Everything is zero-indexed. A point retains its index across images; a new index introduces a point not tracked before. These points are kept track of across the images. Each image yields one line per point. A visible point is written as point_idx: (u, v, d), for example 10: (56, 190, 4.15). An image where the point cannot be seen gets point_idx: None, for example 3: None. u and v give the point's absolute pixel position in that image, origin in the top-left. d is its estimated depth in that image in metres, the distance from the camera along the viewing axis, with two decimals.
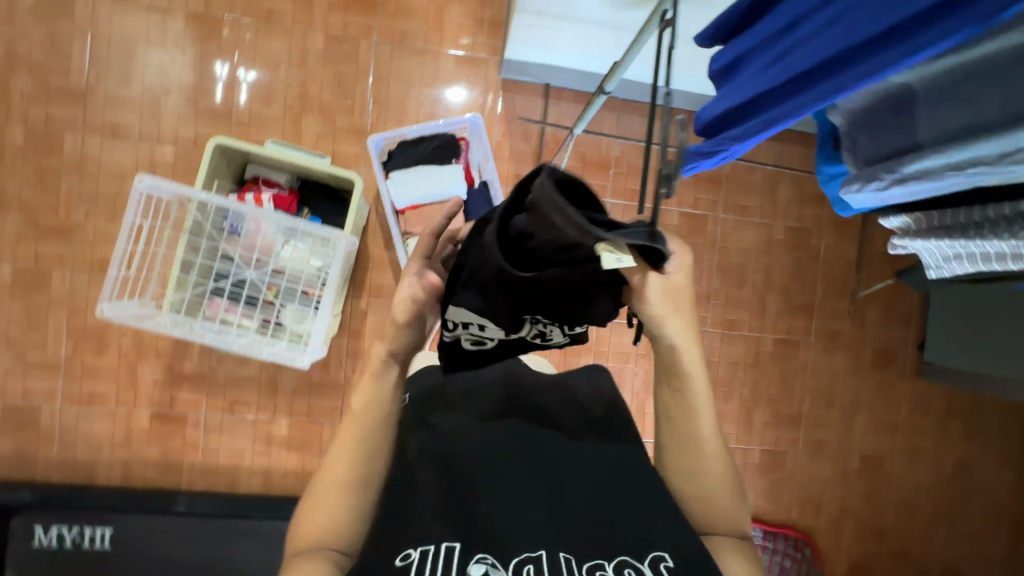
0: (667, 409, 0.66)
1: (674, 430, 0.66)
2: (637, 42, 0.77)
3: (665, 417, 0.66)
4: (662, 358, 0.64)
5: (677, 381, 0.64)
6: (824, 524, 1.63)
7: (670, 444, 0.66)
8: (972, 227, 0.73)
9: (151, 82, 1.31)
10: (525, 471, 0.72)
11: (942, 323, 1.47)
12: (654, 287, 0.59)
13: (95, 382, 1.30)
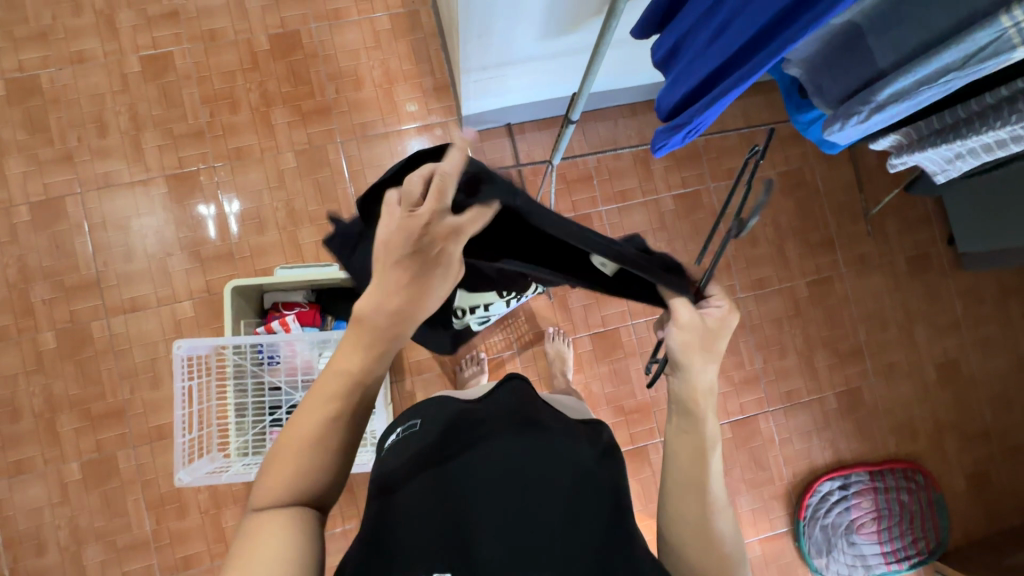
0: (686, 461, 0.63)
1: (694, 479, 0.62)
2: (595, 60, 0.78)
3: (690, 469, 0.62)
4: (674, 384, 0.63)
5: (689, 419, 0.62)
6: (925, 446, 1.58)
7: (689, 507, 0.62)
8: (957, 127, 0.74)
9: (154, 250, 1.38)
10: (517, 485, 0.62)
11: (962, 213, 1.47)
12: (691, 328, 0.59)
13: (181, 545, 1.32)
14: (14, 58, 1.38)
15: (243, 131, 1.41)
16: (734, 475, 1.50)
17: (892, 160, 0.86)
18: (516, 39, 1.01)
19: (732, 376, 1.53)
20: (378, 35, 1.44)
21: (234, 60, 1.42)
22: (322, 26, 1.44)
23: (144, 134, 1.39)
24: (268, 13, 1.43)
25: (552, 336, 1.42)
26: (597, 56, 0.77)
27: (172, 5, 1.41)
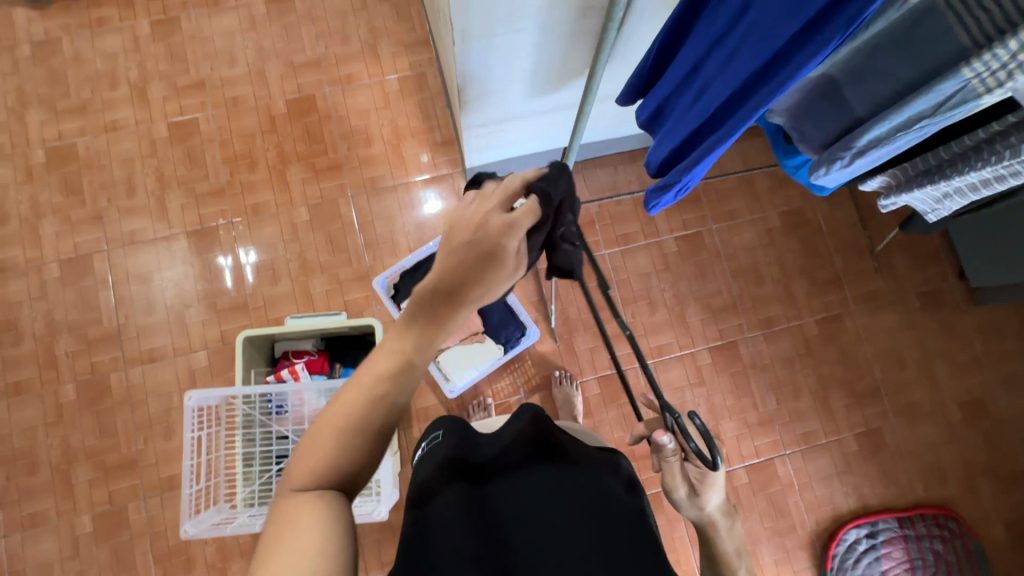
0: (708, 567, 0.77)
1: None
2: (581, 116, 0.82)
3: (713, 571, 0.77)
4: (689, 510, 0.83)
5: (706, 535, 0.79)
6: (957, 491, 1.50)
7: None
8: (941, 168, 0.76)
9: (172, 302, 1.43)
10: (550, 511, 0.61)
11: (972, 248, 1.46)
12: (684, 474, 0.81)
13: None
14: (55, 128, 1.50)
15: (261, 189, 1.49)
16: (754, 523, 1.44)
17: (880, 200, 0.88)
18: (512, 96, 1.07)
19: (746, 419, 1.49)
20: (387, 96, 1.54)
21: (253, 124, 1.52)
22: (335, 89, 1.54)
23: (169, 193, 1.48)
24: (286, 80, 1.54)
25: (559, 380, 1.43)
26: (583, 113, 0.81)
27: (199, 76, 1.53)
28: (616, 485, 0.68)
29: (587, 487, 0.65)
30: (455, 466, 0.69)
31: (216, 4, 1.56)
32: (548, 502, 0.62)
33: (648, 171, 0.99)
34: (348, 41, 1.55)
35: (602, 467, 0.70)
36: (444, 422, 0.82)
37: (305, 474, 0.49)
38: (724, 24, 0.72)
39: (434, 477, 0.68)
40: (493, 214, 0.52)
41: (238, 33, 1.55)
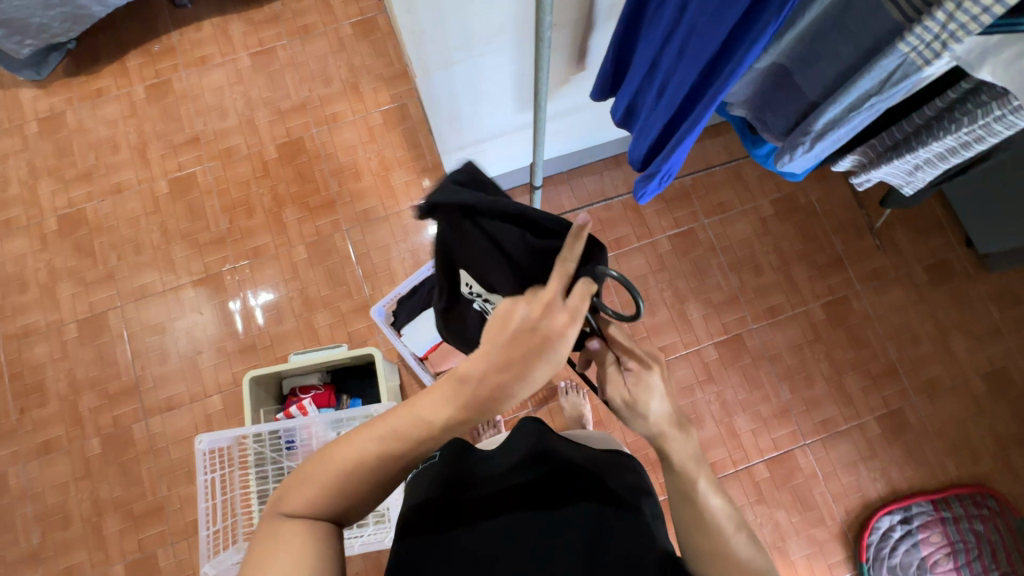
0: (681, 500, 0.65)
1: (693, 520, 0.63)
2: (538, 133, 0.90)
3: (685, 507, 0.64)
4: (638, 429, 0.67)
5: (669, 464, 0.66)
6: (992, 467, 1.44)
7: (704, 542, 0.62)
8: (907, 141, 0.76)
9: (185, 349, 1.48)
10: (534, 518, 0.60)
11: (980, 212, 1.42)
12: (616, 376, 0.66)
13: None
14: (65, 197, 1.58)
15: (259, 232, 1.54)
16: (781, 517, 1.41)
17: (854, 178, 0.88)
18: (481, 120, 1.10)
19: (760, 412, 1.46)
20: (372, 130, 1.58)
21: (248, 171, 1.58)
22: (322, 129, 1.59)
23: (174, 245, 1.54)
24: (275, 125, 1.60)
25: (565, 390, 1.42)
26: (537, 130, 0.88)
27: (193, 131, 1.61)
28: (615, 485, 0.66)
29: (579, 488, 0.63)
30: (441, 488, 0.65)
31: (204, 62, 1.65)
32: (541, 510, 0.61)
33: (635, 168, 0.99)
34: (330, 82, 1.61)
35: (602, 470, 0.68)
36: (442, 442, 0.76)
37: (295, 502, 0.54)
38: (666, 24, 0.72)
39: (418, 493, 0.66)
40: (555, 317, 0.54)
41: (226, 87, 1.63)
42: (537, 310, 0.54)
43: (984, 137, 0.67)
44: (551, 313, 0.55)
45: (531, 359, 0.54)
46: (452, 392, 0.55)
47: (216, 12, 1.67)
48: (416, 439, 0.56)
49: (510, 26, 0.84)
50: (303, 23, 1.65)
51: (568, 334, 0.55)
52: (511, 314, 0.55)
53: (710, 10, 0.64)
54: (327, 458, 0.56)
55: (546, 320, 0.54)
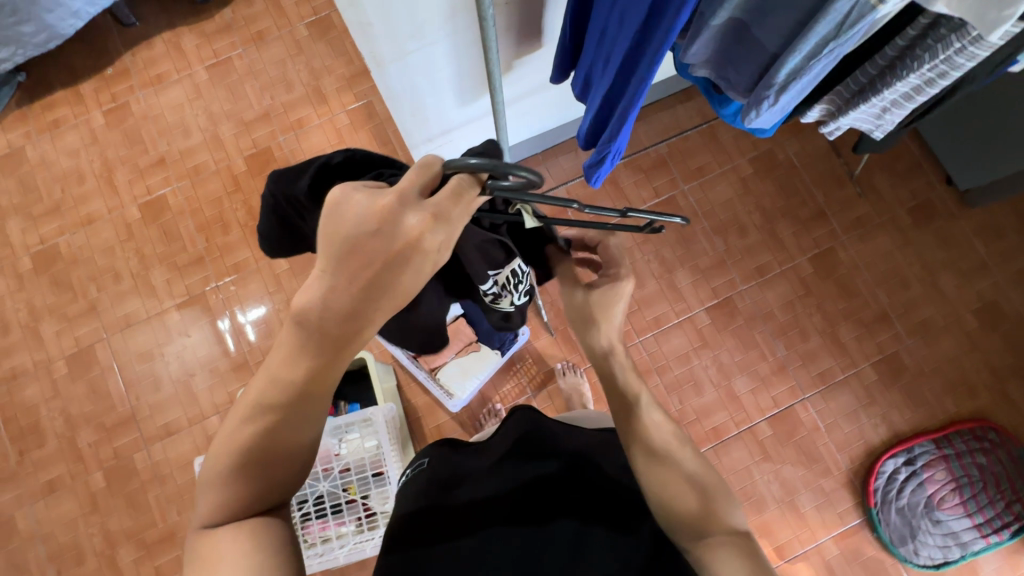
0: (625, 420, 0.63)
1: (643, 438, 0.61)
2: (497, 116, 0.88)
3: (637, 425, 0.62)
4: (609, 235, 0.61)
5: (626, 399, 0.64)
6: (990, 401, 1.46)
7: (655, 454, 0.60)
8: (872, 85, 0.75)
9: (177, 374, 1.47)
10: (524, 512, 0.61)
11: (961, 147, 1.42)
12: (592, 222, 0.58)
13: None
14: (36, 233, 1.55)
15: (238, 248, 1.52)
16: (787, 473, 1.42)
17: (824, 128, 0.87)
18: (446, 108, 1.07)
19: (757, 372, 1.47)
20: (340, 131, 1.55)
21: (218, 187, 1.55)
22: (289, 136, 1.56)
23: (153, 270, 1.52)
24: (241, 137, 1.57)
25: (563, 371, 1.42)
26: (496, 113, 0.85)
27: (158, 152, 1.57)
28: (608, 469, 0.65)
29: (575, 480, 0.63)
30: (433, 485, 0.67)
31: (161, 80, 1.61)
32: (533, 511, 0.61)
33: (584, 146, 0.98)
34: (291, 87, 1.58)
35: (597, 450, 0.67)
36: (426, 448, 0.77)
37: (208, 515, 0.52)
38: None
39: (411, 492, 0.68)
40: (403, 221, 0.47)
41: (186, 103, 1.59)
42: (376, 220, 0.46)
43: (947, 72, 0.66)
44: (398, 218, 0.47)
45: (390, 278, 0.48)
46: (296, 336, 0.51)
47: (166, 27, 1.63)
48: (282, 403, 0.53)
49: (458, 9, 0.81)
50: (257, 29, 1.61)
51: (426, 243, 0.47)
52: (346, 226, 0.47)
53: None
54: (229, 454, 0.53)
55: (395, 227, 0.47)
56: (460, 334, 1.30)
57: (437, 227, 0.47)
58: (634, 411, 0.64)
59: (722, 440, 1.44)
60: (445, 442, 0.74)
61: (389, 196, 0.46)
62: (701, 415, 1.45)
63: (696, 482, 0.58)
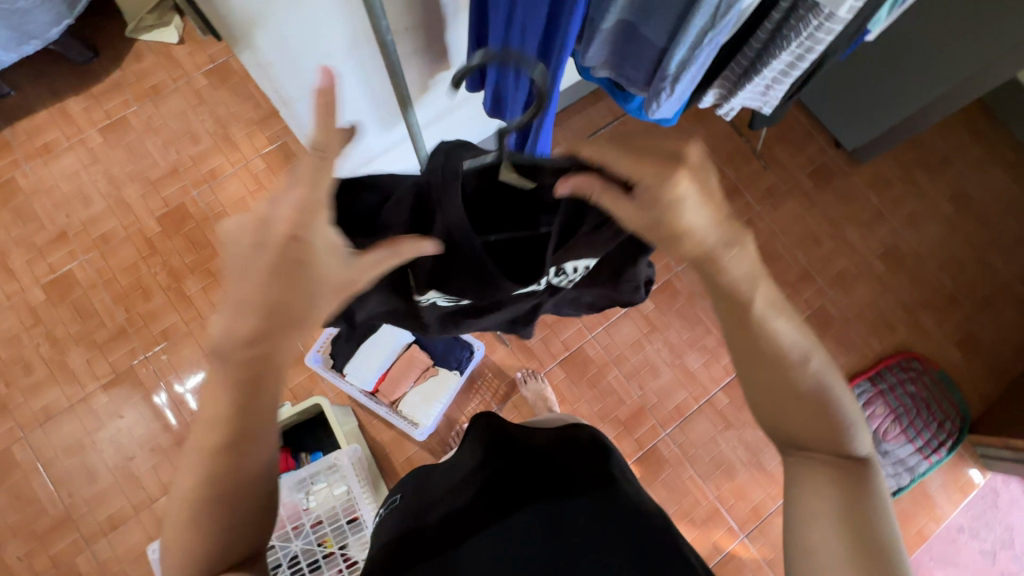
0: (751, 338, 0.56)
1: (750, 357, 0.57)
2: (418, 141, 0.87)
3: (740, 345, 0.57)
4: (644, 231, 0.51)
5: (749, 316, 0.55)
6: (908, 334, 1.60)
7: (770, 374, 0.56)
8: (753, 66, 0.82)
9: (114, 460, 1.35)
10: (492, 495, 0.63)
11: (843, 111, 1.58)
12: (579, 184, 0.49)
13: None
14: None
15: (163, 313, 1.42)
16: (749, 436, 1.47)
17: (720, 110, 0.93)
18: (366, 137, 1.06)
19: (705, 346, 1.52)
20: (257, 177, 1.50)
21: (132, 253, 1.45)
22: (203, 189, 1.49)
23: (69, 354, 1.40)
24: (150, 198, 1.48)
25: (524, 379, 1.43)
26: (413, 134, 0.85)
27: (57, 227, 1.46)
28: (570, 462, 0.66)
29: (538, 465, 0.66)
30: (412, 503, 0.69)
31: (50, 150, 1.49)
32: (499, 493, 0.63)
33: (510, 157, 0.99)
34: (198, 138, 1.51)
35: (557, 449, 0.70)
36: (400, 485, 0.77)
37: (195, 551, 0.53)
38: (504, 5, 0.72)
39: (390, 518, 0.69)
40: (270, 213, 0.47)
41: (82, 170, 1.49)
42: (244, 238, 0.48)
43: (811, 48, 0.73)
44: (263, 219, 0.47)
45: (283, 275, 0.48)
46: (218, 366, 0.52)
47: (47, 94, 1.52)
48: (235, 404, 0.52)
49: (361, 40, 0.81)
50: (150, 84, 1.54)
51: (296, 228, 0.47)
52: (235, 242, 0.48)
53: None
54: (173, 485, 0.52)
55: (267, 229, 0.47)
56: (415, 360, 1.32)
57: (299, 209, 0.47)
58: (761, 326, 0.56)
59: (685, 417, 1.48)
60: (419, 475, 0.76)
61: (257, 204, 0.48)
62: (661, 397, 1.48)
63: (820, 397, 0.56)
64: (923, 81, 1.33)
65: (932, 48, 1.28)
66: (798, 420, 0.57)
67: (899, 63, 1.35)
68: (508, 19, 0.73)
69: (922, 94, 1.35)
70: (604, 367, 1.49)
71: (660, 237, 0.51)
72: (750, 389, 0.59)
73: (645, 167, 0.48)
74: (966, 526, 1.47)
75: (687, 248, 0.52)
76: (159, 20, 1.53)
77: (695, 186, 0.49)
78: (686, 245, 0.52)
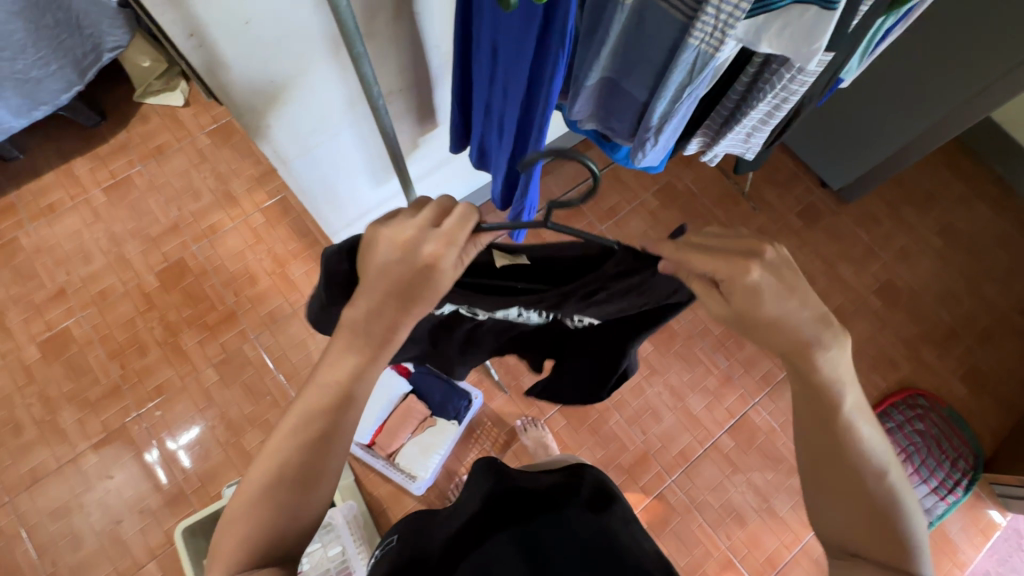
0: (825, 426, 0.58)
1: (825, 453, 0.59)
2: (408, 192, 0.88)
3: (814, 426, 0.59)
4: (734, 318, 0.54)
5: (824, 408, 0.58)
6: (911, 369, 1.59)
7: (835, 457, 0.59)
8: (733, 115, 0.85)
9: (101, 524, 1.30)
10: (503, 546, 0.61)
11: (826, 153, 1.62)
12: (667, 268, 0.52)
13: None
14: None
15: (159, 369, 1.41)
16: (759, 481, 1.42)
17: (704, 157, 0.96)
18: (359, 192, 1.08)
19: (707, 387, 1.50)
20: (256, 230, 1.52)
21: (130, 308, 1.46)
22: (203, 244, 1.51)
23: (61, 413, 1.37)
24: (149, 253, 1.50)
25: (523, 428, 1.39)
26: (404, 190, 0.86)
27: (56, 284, 1.47)
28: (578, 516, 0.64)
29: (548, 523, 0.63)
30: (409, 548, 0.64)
31: (53, 210, 1.53)
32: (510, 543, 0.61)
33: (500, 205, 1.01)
34: (199, 195, 1.55)
35: (568, 503, 0.66)
36: (397, 524, 0.73)
37: (224, 551, 0.53)
38: (488, 66, 0.75)
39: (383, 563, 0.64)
40: (424, 235, 0.50)
41: (85, 229, 1.51)
42: (400, 252, 0.50)
43: (787, 98, 0.77)
44: (416, 245, 0.50)
45: (416, 287, 0.51)
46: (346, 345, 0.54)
47: (55, 156, 1.57)
48: (326, 406, 0.55)
49: (351, 102, 0.84)
50: (155, 144, 1.59)
51: (443, 263, 0.50)
52: (377, 253, 0.50)
53: (509, 48, 0.68)
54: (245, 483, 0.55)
55: (414, 253, 0.50)
56: (413, 411, 1.31)
57: (451, 249, 0.50)
58: (833, 416, 0.58)
59: (691, 462, 1.44)
60: (416, 516, 0.71)
61: (411, 227, 0.50)
62: (665, 442, 1.45)
63: (878, 494, 0.57)
64: (905, 120, 1.37)
65: (907, 91, 1.32)
66: (855, 517, 0.59)
67: (875, 106, 1.41)
68: (493, 78, 0.76)
69: (904, 132, 1.39)
70: (605, 411, 1.46)
71: (747, 327, 0.55)
72: (816, 482, 0.61)
73: (717, 262, 0.50)
74: (992, 571, 1.40)
75: (779, 343, 0.56)
76: (165, 85, 1.59)
77: (768, 278, 0.51)
78: (770, 339, 0.55)
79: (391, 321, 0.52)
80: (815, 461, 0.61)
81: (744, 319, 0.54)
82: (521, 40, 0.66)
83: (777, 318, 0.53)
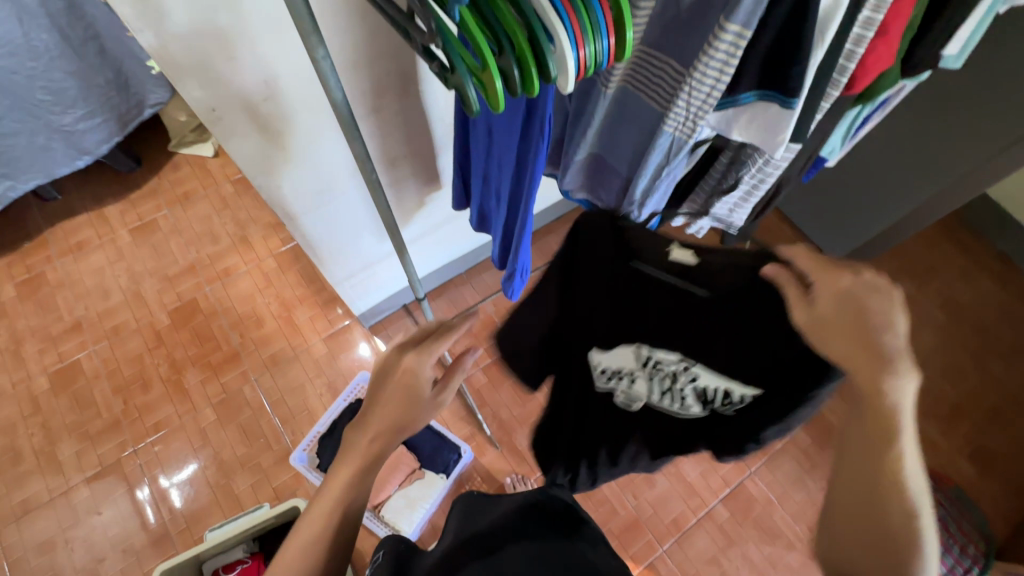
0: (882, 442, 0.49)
1: (865, 477, 0.50)
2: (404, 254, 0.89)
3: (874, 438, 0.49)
4: (815, 336, 0.50)
5: (886, 423, 0.49)
6: None
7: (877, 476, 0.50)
8: (715, 191, 0.90)
9: (82, 562, 1.30)
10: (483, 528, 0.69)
11: (824, 222, 1.64)
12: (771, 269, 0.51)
13: None
14: None
15: (159, 406, 1.44)
16: (755, 556, 1.37)
17: (689, 228, 1.00)
18: (363, 247, 1.14)
19: (702, 453, 1.47)
20: (267, 275, 1.59)
21: (139, 344, 1.51)
22: (216, 285, 1.58)
23: (60, 445, 1.40)
24: (164, 293, 1.57)
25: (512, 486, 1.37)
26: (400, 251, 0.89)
27: (73, 318, 1.54)
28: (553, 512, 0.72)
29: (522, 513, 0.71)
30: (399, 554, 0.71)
31: (81, 248, 1.62)
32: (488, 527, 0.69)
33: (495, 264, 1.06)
34: (218, 239, 1.64)
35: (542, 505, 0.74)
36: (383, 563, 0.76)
37: None
38: (484, 141, 0.82)
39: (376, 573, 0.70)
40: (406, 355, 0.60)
41: (108, 266, 1.60)
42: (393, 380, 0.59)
43: (764, 179, 0.81)
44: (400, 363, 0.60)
45: (411, 397, 0.59)
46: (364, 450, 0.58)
47: (90, 199, 1.68)
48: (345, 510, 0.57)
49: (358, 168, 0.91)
50: (182, 191, 1.70)
51: (422, 372, 0.59)
52: (378, 383, 0.60)
53: (501, 128, 0.75)
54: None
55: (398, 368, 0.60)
56: (402, 462, 1.31)
57: (424, 355, 0.59)
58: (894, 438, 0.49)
59: (683, 531, 1.39)
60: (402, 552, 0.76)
61: (391, 350, 0.61)
62: (657, 508, 1.41)
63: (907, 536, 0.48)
64: (901, 192, 1.39)
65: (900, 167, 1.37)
66: (861, 552, 0.50)
67: (870, 180, 1.45)
68: (488, 152, 0.83)
69: (898, 206, 1.42)
70: None
71: (833, 337, 0.49)
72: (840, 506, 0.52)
73: (807, 262, 0.49)
74: None
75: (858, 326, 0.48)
76: (198, 137, 1.72)
77: (866, 297, 0.47)
78: (838, 348, 0.49)
79: (395, 433, 0.60)
80: (852, 484, 0.51)
81: (814, 331, 0.50)
82: (508, 122, 0.72)
83: (874, 340, 0.47)
